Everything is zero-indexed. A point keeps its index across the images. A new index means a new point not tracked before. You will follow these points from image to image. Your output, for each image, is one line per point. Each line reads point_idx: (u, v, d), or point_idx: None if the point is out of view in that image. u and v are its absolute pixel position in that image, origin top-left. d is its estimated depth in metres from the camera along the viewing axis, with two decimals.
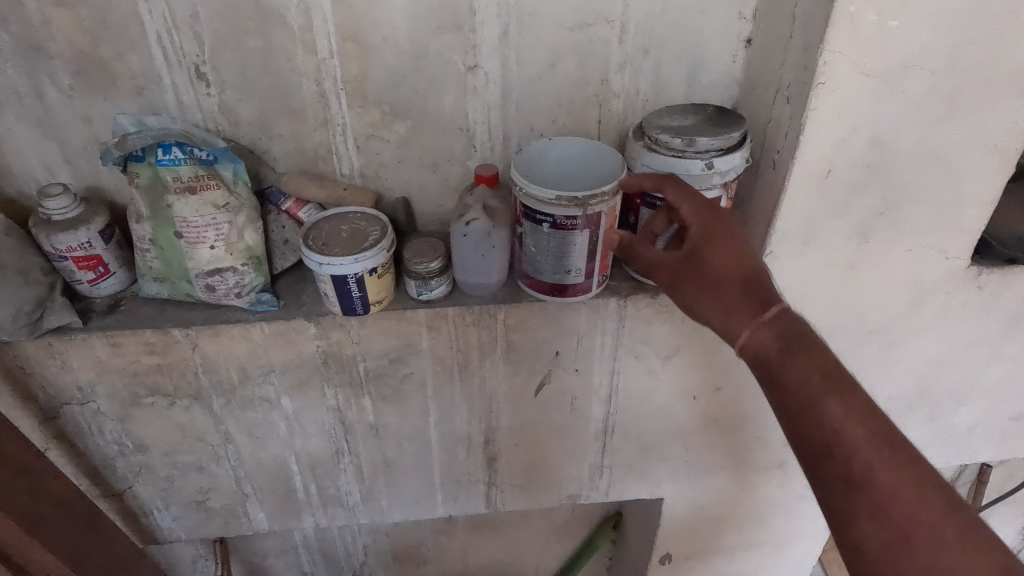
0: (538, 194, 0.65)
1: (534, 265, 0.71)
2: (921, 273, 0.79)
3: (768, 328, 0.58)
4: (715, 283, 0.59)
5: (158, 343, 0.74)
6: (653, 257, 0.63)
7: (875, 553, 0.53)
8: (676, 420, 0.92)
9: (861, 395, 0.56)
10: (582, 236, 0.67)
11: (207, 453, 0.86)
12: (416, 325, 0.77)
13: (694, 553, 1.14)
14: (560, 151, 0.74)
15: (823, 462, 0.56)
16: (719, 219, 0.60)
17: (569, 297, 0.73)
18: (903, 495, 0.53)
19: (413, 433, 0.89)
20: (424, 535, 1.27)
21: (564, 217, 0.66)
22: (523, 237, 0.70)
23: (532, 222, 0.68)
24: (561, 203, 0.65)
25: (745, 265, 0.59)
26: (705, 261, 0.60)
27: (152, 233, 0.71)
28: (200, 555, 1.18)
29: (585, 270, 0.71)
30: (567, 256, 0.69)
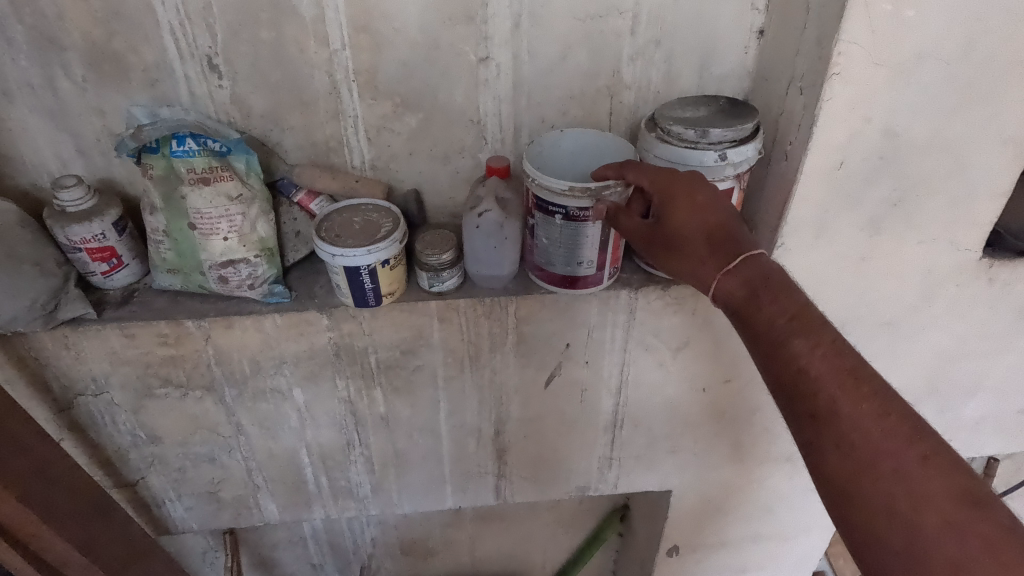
0: (552, 185, 0.64)
1: (546, 257, 0.71)
2: (932, 265, 0.79)
3: (733, 275, 0.59)
4: (678, 240, 0.61)
5: (171, 334, 0.74)
6: (631, 225, 0.65)
7: (841, 484, 0.53)
8: (685, 412, 0.92)
9: (830, 332, 0.56)
10: (594, 227, 0.67)
11: (220, 444, 0.87)
12: (427, 317, 0.78)
13: (701, 545, 1.15)
14: (571, 143, 0.74)
15: (794, 399, 0.56)
16: (679, 179, 0.61)
17: (580, 288, 0.74)
18: (864, 426, 0.52)
19: (423, 425, 0.90)
20: (433, 527, 1.28)
21: (577, 208, 0.65)
22: (534, 229, 0.70)
23: (545, 213, 0.67)
24: (574, 194, 0.64)
25: (707, 220, 0.60)
26: (669, 223, 0.61)
27: (166, 224, 0.71)
28: (211, 546, 1.19)
29: (596, 262, 0.71)
30: (579, 247, 0.69)
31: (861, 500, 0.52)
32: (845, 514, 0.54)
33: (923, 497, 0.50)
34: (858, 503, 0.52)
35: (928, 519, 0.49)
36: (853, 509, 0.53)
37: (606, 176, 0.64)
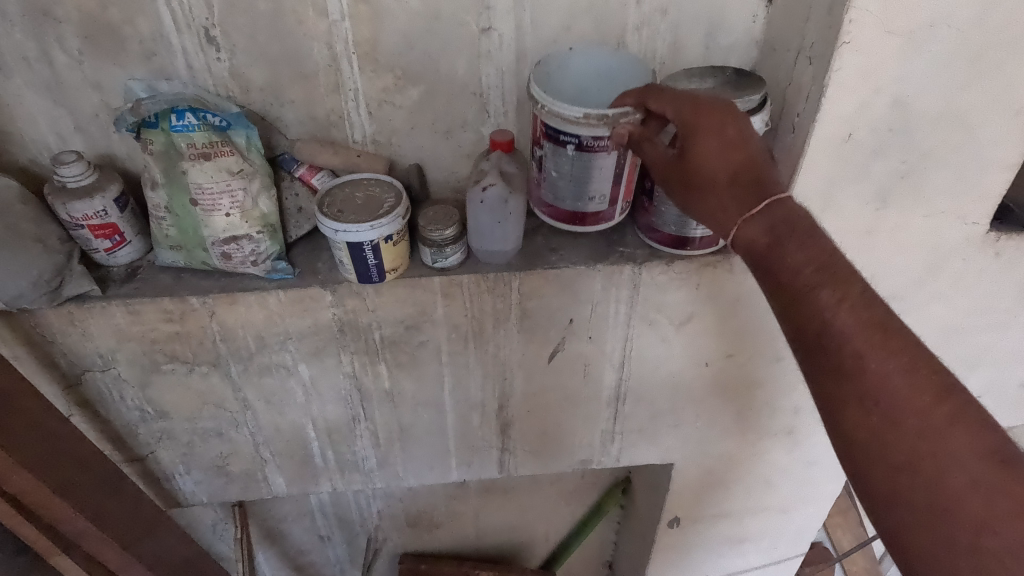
0: (566, 112, 0.64)
1: (556, 191, 0.73)
2: (938, 239, 0.79)
3: (757, 220, 0.58)
4: (699, 180, 0.60)
5: (176, 310, 0.75)
6: (655, 155, 0.63)
7: (862, 440, 0.53)
8: (688, 387, 0.93)
9: (858, 283, 0.54)
10: (608, 157, 0.68)
11: (226, 419, 0.88)
12: (431, 293, 0.78)
13: (702, 516, 1.16)
14: (579, 65, 0.71)
15: (816, 351, 0.55)
16: (704, 112, 0.59)
17: (590, 224, 0.75)
18: (891, 383, 0.52)
19: (428, 400, 0.90)
20: (438, 500, 1.30)
21: (590, 137, 0.66)
22: (544, 160, 0.71)
23: (556, 143, 0.68)
24: (588, 122, 0.64)
25: (731, 159, 0.59)
26: (693, 160, 0.60)
27: (167, 200, 0.70)
28: (220, 518, 1.21)
29: (608, 196, 0.72)
30: (590, 179, 0.70)
31: (883, 457, 0.52)
32: (864, 472, 0.54)
33: (949, 456, 0.49)
34: (881, 459, 0.52)
35: (953, 479, 0.49)
36: (873, 465, 0.53)
37: (625, 103, 0.63)
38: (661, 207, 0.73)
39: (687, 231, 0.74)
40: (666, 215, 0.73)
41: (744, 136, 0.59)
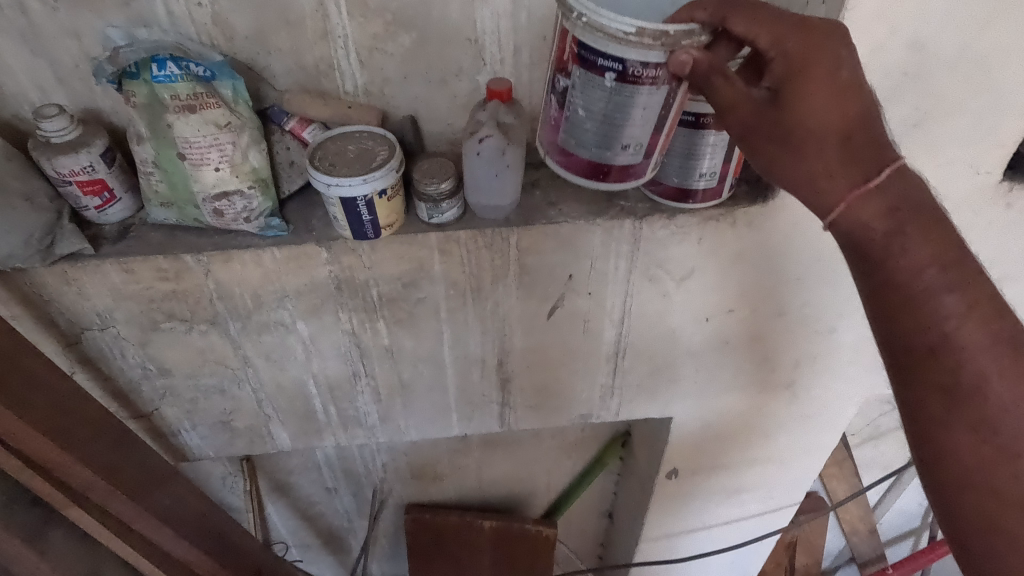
0: (614, 25, 0.52)
1: (578, 135, 0.61)
2: (948, 190, 0.77)
3: (878, 201, 0.54)
4: (800, 133, 0.53)
5: (171, 269, 0.74)
6: (731, 93, 0.53)
7: (965, 463, 0.55)
8: (688, 342, 0.93)
9: (991, 293, 0.54)
10: (655, 92, 0.56)
11: (228, 376, 0.88)
12: (428, 250, 0.77)
13: (701, 468, 1.18)
14: None
15: (929, 363, 0.55)
16: (815, 43, 0.51)
17: (614, 181, 0.64)
18: (1014, 410, 0.53)
19: (428, 356, 0.90)
20: (440, 454, 1.33)
21: (637, 66, 0.54)
22: (570, 92, 0.59)
23: (589, 70, 0.56)
24: (637, 44, 0.52)
25: (844, 112, 0.52)
26: (792, 106, 0.52)
27: (154, 155, 0.68)
28: (229, 471, 1.24)
29: (643, 147, 0.61)
30: (624, 125, 0.58)
31: (989, 484, 0.54)
32: (958, 496, 0.56)
33: None
34: (986, 486, 0.54)
35: None
36: (972, 491, 0.55)
37: (694, 19, 0.53)
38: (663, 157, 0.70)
39: (690, 182, 0.72)
40: (668, 165, 0.71)
41: (859, 80, 0.52)
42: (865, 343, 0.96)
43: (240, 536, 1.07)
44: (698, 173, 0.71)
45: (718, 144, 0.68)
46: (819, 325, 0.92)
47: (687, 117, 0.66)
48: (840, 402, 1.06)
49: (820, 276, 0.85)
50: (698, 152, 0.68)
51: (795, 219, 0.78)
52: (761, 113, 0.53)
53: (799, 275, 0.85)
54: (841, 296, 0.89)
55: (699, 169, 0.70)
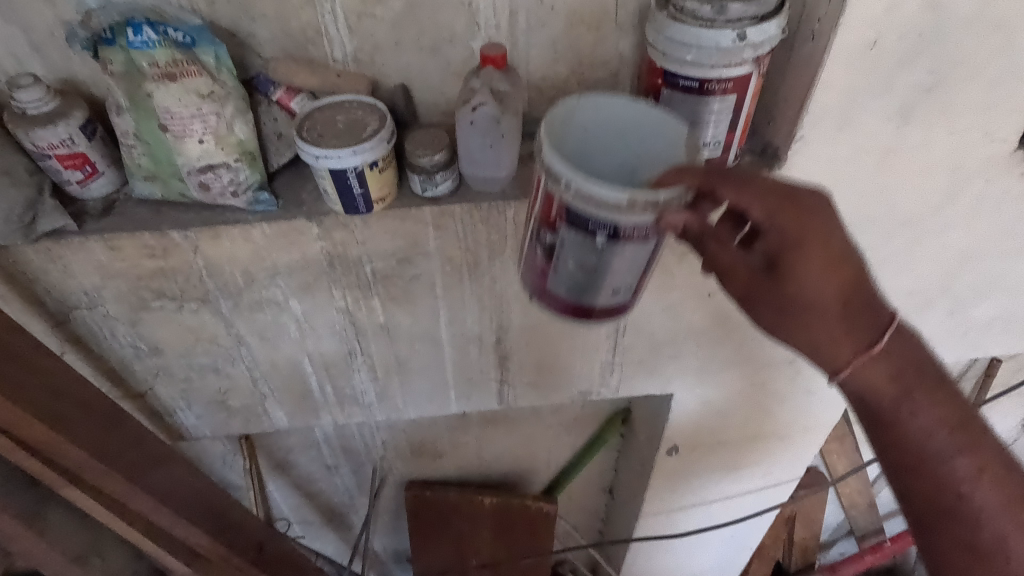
0: (603, 194, 0.51)
1: (567, 275, 0.60)
2: (962, 159, 0.74)
3: (878, 371, 0.63)
4: (798, 299, 0.59)
5: (158, 245, 0.72)
6: (726, 257, 0.61)
7: (955, 563, 0.66)
8: (690, 319, 0.91)
9: (981, 428, 0.65)
10: (642, 245, 0.56)
11: (222, 355, 0.87)
12: (422, 225, 0.74)
13: (701, 444, 1.18)
14: (587, 116, 0.61)
15: (934, 496, 0.66)
16: (803, 215, 0.53)
17: (596, 318, 0.64)
18: (1006, 539, 0.64)
19: (424, 334, 0.89)
20: (440, 432, 1.32)
21: (628, 227, 0.53)
22: (557, 247, 0.58)
23: (580, 232, 0.54)
24: (630, 211, 0.51)
25: (837, 280, 0.57)
26: (788, 280, 0.58)
27: (135, 127, 0.66)
28: (229, 450, 1.24)
29: (629, 287, 0.61)
30: (611, 273, 0.58)
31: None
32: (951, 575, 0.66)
33: None
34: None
35: None
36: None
37: (681, 184, 0.51)
38: None
39: None
40: None
41: (851, 256, 0.57)
42: None
43: (239, 514, 1.07)
44: (703, 142, 0.68)
45: (722, 111, 0.65)
46: None
47: (690, 83, 0.63)
48: None
49: None
50: (702, 120, 0.66)
51: None
52: (755, 278, 0.60)
53: None
54: None
55: (702, 137, 0.67)
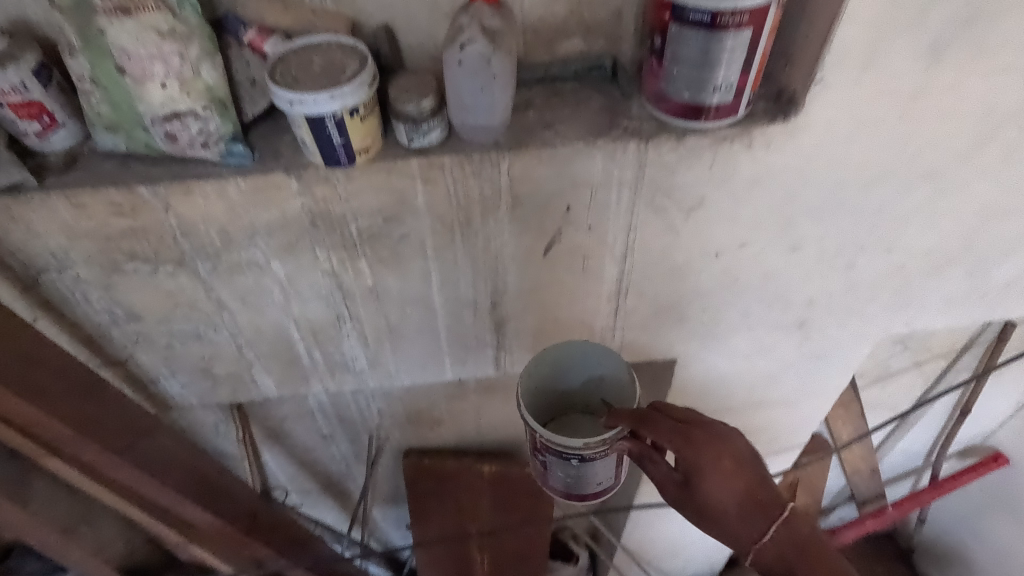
0: (566, 443, 0.70)
1: (561, 486, 0.78)
2: (995, 102, 0.69)
3: (773, 550, 0.71)
4: (708, 510, 0.70)
5: (126, 202, 0.67)
6: (658, 473, 0.71)
7: None
8: (696, 281, 0.87)
9: None
10: (609, 461, 0.74)
11: (204, 321, 0.83)
12: (409, 179, 0.69)
13: (704, 411, 1.14)
14: (584, 356, 0.81)
15: None
16: (695, 437, 0.68)
17: (588, 498, 0.79)
18: None
19: (416, 298, 0.84)
20: (437, 399, 1.27)
21: (591, 453, 0.70)
22: (546, 462, 0.75)
23: (559, 457, 0.72)
24: (589, 446, 0.70)
25: (737, 482, 0.69)
26: (701, 488, 0.69)
27: (90, 71, 0.60)
28: (221, 420, 1.21)
29: (610, 475, 0.77)
30: (591, 478, 0.75)
31: None
32: None
33: None
34: None
35: None
36: None
37: (618, 426, 0.70)
38: (673, 68, 0.62)
39: (703, 96, 0.63)
40: (678, 78, 0.62)
41: (747, 465, 0.70)
42: (884, 278, 0.90)
43: (229, 482, 1.05)
44: (713, 85, 0.62)
45: (736, 50, 0.59)
46: (837, 260, 0.86)
47: (702, 17, 0.56)
48: (852, 342, 1.01)
49: (841, 204, 0.78)
50: (713, 60, 0.59)
51: (819, 140, 0.70)
52: (677, 493, 0.71)
53: (819, 204, 0.78)
54: (863, 226, 0.82)
55: (713, 80, 0.62)
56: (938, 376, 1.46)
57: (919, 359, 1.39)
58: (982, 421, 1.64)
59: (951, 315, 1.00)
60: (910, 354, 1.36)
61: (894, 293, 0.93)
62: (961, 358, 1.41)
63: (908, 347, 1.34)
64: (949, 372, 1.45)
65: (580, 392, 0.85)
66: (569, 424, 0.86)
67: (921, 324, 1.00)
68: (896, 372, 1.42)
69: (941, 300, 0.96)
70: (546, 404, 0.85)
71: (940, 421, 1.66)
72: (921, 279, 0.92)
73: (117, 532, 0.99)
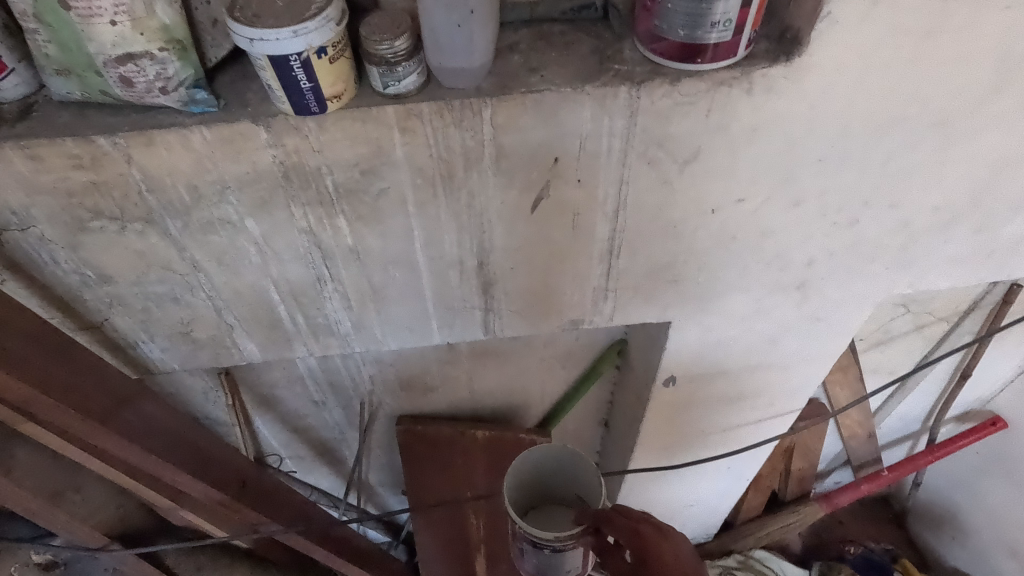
0: (540, 534, 0.79)
1: (537, 570, 0.87)
2: (1014, 41, 0.64)
3: None
4: None
5: (84, 154, 0.63)
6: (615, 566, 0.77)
7: None
8: (691, 240, 0.83)
9: None
10: (579, 551, 0.82)
11: (179, 283, 0.80)
12: (385, 128, 0.65)
13: (700, 375, 1.12)
14: (561, 454, 0.91)
15: None
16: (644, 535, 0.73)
17: None
18: None
19: (399, 258, 0.81)
20: (429, 365, 1.25)
21: (561, 544, 0.79)
22: (523, 548, 0.85)
23: (534, 546, 0.82)
24: (559, 538, 0.79)
25: None
26: None
27: (32, 7, 0.55)
28: (210, 386, 1.19)
29: (580, 566, 0.86)
30: (564, 565, 0.84)
31: None
32: None
33: None
34: None
35: None
36: None
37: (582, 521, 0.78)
38: (668, 5, 0.58)
39: (700, 35, 0.59)
40: (674, 15, 0.58)
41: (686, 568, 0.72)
42: (888, 236, 0.87)
43: (216, 448, 1.04)
44: (711, 22, 0.57)
45: None
46: (840, 216, 0.82)
47: None
48: (853, 304, 0.98)
49: (845, 156, 0.74)
50: None
51: (824, 84, 0.66)
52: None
53: (822, 156, 0.74)
54: (867, 180, 0.78)
55: (711, 16, 0.57)
56: (940, 340, 1.44)
57: (920, 323, 1.36)
58: (982, 385, 1.63)
59: (956, 276, 0.96)
60: (912, 317, 1.34)
61: (898, 252, 0.90)
62: (964, 321, 1.39)
63: (910, 310, 1.31)
64: (951, 336, 1.43)
65: (561, 488, 0.94)
66: (546, 511, 0.94)
67: (925, 285, 0.97)
68: (896, 336, 1.40)
69: (946, 259, 0.93)
70: (527, 493, 0.95)
71: (939, 386, 1.64)
72: (927, 237, 0.88)
73: (106, 498, 0.98)
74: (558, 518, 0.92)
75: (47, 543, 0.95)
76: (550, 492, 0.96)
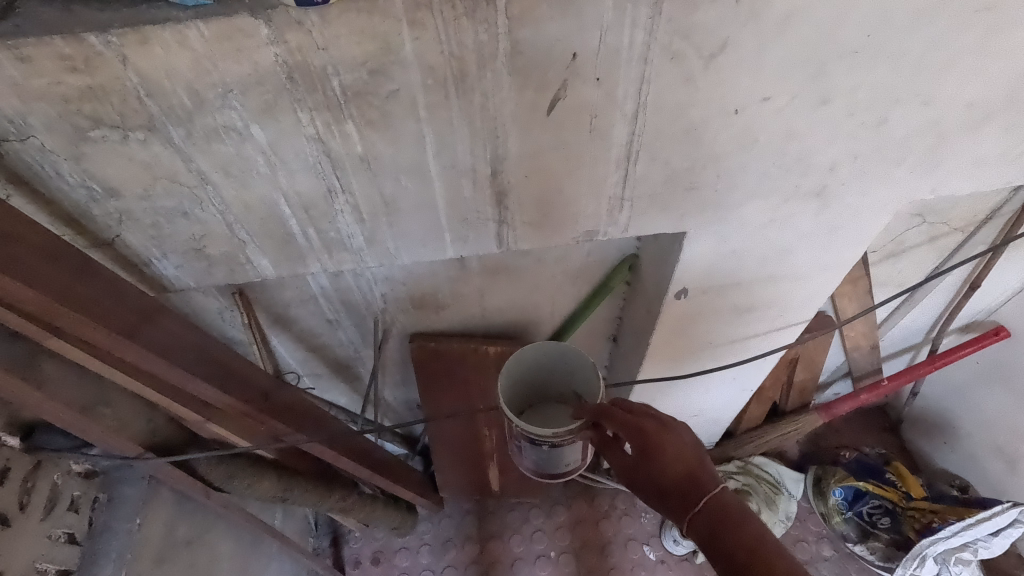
0: (538, 432, 0.84)
1: (536, 464, 0.96)
2: None
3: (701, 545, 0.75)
4: (649, 485, 0.77)
5: (76, 55, 0.59)
6: (619, 457, 0.81)
7: None
8: (712, 144, 0.80)
9: None
10: (576, 445, 0.90)
11: (187, 196, 0.78)
12: (393, 21, 0.60)
13: (712, 287, 1.12)
14: (551, 350, 0.96)
15: None
16: (646, 428, 0.77)
17: (562, 474, 0.98)
18: None
19: (410, 167, 0.79)
20: (440, 283, 1.25)
21: (558, 439, 0.85)
22: (523, 445, 0.92)
23: (532, 442, 0.88)
24: (556, 434, 0.84)
25: (678, 465, 0.76)
26: (646, 466, 0.76)
27: None
28: (225, 306, 1.21)
29: (577, 457, 0.94)
30: (562, 458, 0.92)
31: None
32: None
33: None
34: None
35: None
36: None
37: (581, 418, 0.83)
38: None
39: None
40: None
41: (685, 454, 0.76)
42: (915, 137, 0.83)
43: (235, 363, 1.07)
44: None
45: None
46: (868, 116, 0.79)
47: None
48: (871, 211, 0.97)
49: (881, 47, 0.70)
50: None
51: None
52: (631, 469, 0.79)
53: (855, 48, 0.70)
54: (902, 75, 0.74)
55: None
56: (953, 250, 1.43)
57: (935, 234, 1.35)
58: (990, 296, 1.64)
59: (980, 181, 0.94)
60: (927, 228, 1.32)
61: (922, 155, 0.87)
62: (980, 231, 1.37)
63: (926, 221, 1.29)
64: (965, 246, 1.42)
65: (555, 385, 1.00)
66: (543, 409, 1.00)
67: (947, 190, 0.95)
68: (909, 248, 1.39)
69: (972, 162, 0.89)
70: (524, 393, 1.01)
71: (946, 297, 1.66)
72: (955, 139, 0.85)
73: (135, 411, 1.02)
74: (555, 416, 0.98)
75: (86, 452, 0.99)
76: (545, 392, 1.02)
